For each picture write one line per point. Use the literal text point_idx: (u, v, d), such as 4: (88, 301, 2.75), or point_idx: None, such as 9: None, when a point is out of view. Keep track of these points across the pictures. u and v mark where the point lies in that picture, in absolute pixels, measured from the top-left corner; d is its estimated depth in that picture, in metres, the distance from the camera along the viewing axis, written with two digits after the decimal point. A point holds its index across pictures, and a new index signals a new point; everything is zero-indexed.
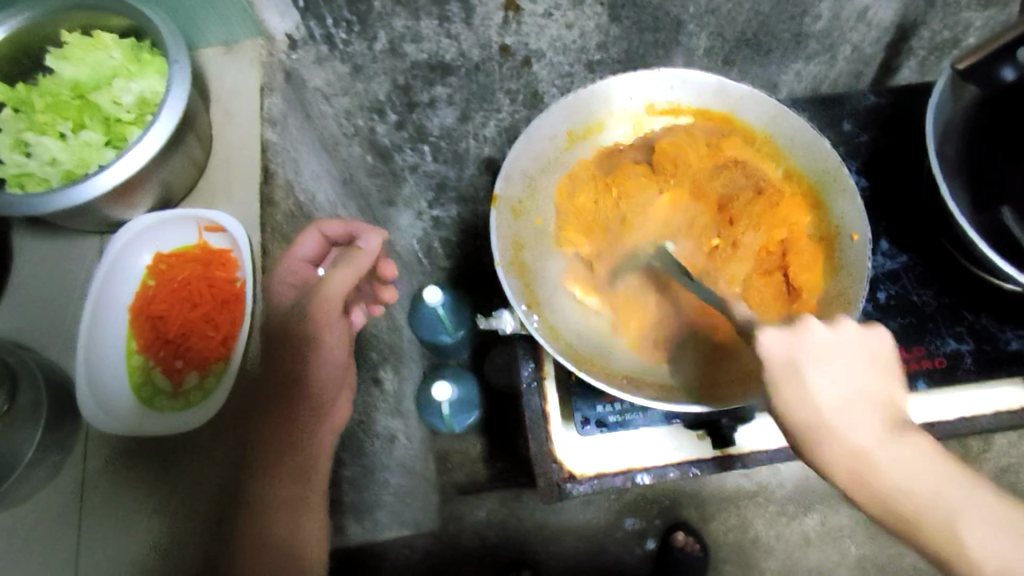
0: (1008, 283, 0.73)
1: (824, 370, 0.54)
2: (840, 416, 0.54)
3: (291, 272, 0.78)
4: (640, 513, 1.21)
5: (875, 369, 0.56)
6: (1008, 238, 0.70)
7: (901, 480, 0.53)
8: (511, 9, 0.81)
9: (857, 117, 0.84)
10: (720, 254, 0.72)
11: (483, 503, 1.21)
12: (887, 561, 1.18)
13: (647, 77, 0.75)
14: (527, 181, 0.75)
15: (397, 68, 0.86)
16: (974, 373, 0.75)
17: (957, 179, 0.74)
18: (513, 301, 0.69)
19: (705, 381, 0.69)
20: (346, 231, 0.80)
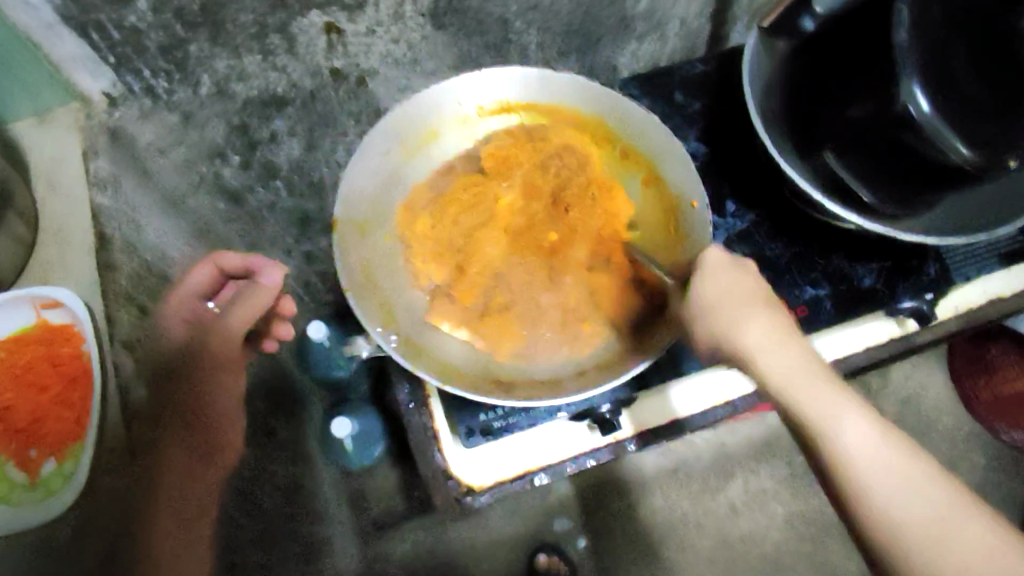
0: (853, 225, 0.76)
1: (736, 283, 0.59)
2: (748, 329, 0.57)
3: (186, 306, 0.76)
4: (567, 513, 1.20)
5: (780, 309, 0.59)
6: (843, 186, 0.74)
7: (830, 406, 0.52)
8: (332, 32, 0.82)
9: (687, 87, 0.87)
10: (562, 245, 0.73)
11: (403, 535, 1.15)
12: (812, 512, 1.21)
13: (473, 79, 0.75)
14: (367, 201, 0.73)
15: (228, 109, 0.84)
16: (834, 316, 0.77)
17: (787, 137, 0.76)
18: (365, 324, 0.67)
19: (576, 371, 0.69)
20: (243, 265, 0.76)
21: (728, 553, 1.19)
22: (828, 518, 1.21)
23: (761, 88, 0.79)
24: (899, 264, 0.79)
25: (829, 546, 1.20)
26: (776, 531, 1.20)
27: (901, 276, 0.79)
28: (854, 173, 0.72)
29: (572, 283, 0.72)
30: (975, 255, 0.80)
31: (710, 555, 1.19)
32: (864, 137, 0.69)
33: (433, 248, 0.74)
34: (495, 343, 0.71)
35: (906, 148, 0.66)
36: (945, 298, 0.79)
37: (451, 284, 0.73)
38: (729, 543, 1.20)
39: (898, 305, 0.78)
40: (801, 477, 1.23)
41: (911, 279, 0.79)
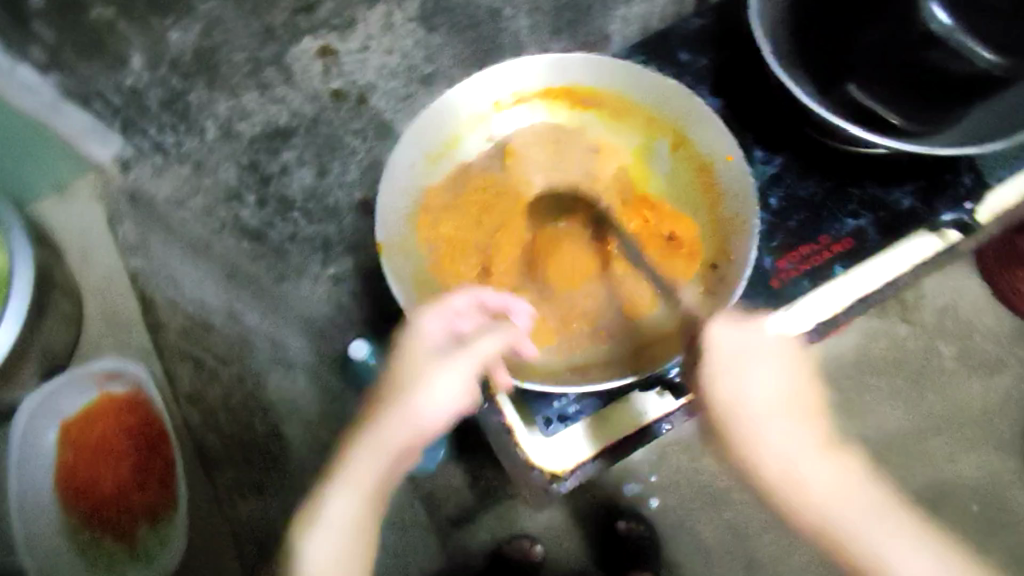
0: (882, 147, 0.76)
1: (764, 365, 0.65)
2: (768, 426, 0.63)
3: (436, 332, 0.64)
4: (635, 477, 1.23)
5: (797, 371, 0.66)
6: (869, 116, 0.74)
7: (812, 479, 0.62)
8: (326, 55, 0.82)
9: (690, 44, 0.86)
10: (598, 226, 0.75)
11: (482, 526, 1.19)
12: (878, 431, 1.16)
13: (484, 77, 0.74)
14: (405, 218, 0.73)
15: (236, 150, 0.82)
16: (877, 243, 0.78)
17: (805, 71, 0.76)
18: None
19: (633, 347, 0.70)
20: (504, 307, 0.68)
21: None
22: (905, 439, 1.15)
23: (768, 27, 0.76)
24: (933, 180, 0.79)
25: (891, 461, 1.16)
26: None
27: (938, 191, 0.79)
28: (879, 97, 0.73)
29: (616, 260, 0.73)
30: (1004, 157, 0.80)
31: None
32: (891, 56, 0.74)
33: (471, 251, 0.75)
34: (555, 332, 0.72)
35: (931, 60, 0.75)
36: (982, 204, 0.79)
37: (484, 283, 0.73)
38: None
39: (940, 219, 0.78)
40: (854, 397, 1.16)
41: (949, 194, 0.79)
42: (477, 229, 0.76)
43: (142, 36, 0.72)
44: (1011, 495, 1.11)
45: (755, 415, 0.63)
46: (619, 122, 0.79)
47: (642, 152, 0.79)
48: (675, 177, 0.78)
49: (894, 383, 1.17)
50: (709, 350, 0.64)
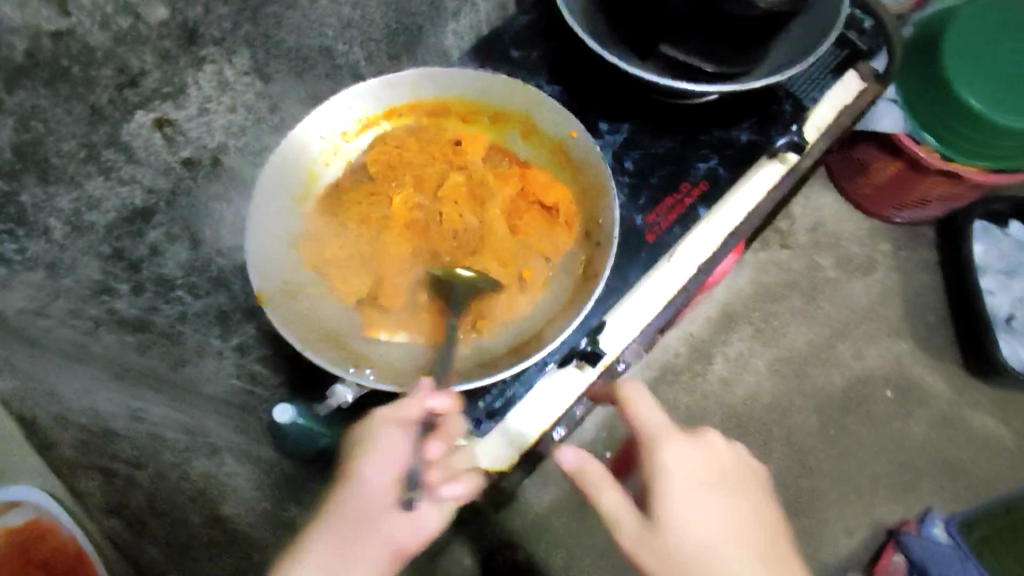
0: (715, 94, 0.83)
1: (698, 449, 0.67)
2: (703, 500, 0.64)
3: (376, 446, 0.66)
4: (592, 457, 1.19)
5: (726, 463, 0.69)
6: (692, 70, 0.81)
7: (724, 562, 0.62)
8: (163, 124, 0.83)
9: (520, 41, 0.89)
10: (474, 215, 0.78)
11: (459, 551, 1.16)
12: (790, 351, 1.23)
13: (326, 110, 0.77)
14: (283, 263, 0.75)
15: (94, 241, 0.80)
16: (730, 177, 0.84)
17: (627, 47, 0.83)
18: (339, 368, 0.69)
19: (539, 327, 0.74)
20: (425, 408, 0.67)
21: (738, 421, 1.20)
22: (819, 350, 1.23)
23: (582, 15, 0.84)
24: (763, 112, 0.87)
25: (811, 371, 1.22)
26: (766, 382, 1.21)
27: (770, 121, 0.86)
28: (692, 52, 0.79)
29: (496, 249, 0.77)
30: (815, 77, 0.89)
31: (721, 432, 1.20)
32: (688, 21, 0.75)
33: (358, 272, 0.77)
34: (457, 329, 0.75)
35: (719, 13, 0.73)
36: (807, 124, 0.88)
37: (375, 296, 0.76)
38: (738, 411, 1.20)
39: (778, 145, 0.85)
40: (765, 327, 1.25)
41: (778, 121, 0.86)
42: (360, 250, 0.77)
43: None
44: (913, 373, 1.22)
45: (693, 482, 0.65)
46: (467, 124, 0.82)
47: (499, 142, 0.82)
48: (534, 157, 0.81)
49: (792, 303, 1.26)
50: (655, 422, 0.69)
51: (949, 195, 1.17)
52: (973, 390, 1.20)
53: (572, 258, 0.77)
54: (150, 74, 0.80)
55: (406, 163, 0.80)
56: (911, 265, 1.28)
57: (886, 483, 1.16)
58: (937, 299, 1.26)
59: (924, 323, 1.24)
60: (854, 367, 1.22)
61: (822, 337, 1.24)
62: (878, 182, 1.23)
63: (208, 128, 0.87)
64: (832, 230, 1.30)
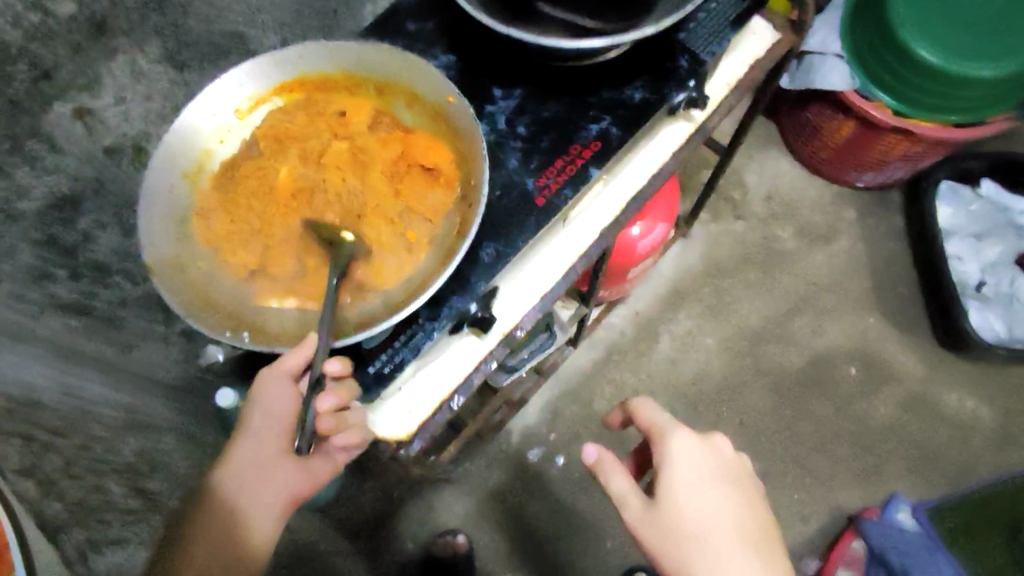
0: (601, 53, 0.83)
1: (704, 449, 0.71)
2: (698, 494, 0.68)
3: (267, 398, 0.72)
4: (537, 443, 1.31)
5: (730, 467, 0.72)
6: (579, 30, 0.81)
7: (709, 552, 0.65)
8: (83, 114, 0.87)
9: (415, 13, 0.90)
10: (355, 180, 0.79)
11: (412, 516, 1.29)
12: (737, 327, 1.35)
13: (215, 89, 0.81)
14: (171, 237, 0.77)
15: (26, 229, 0.83)
16: (623, 138, 0.83)
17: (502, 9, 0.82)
18: (214, 334, 0.72)
19: (415, 284, 0.75)
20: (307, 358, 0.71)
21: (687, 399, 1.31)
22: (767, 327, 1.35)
23: None
24: (657, 71, 0.85)
25: (766, 347, 1.34)
26: (717, 359, 1.33)
27: (663, 79, 0.85)
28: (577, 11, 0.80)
29: (377, 210, 0.78)
30: (714, 31, 0.86)
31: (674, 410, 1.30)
32: None
33: (243, 243, 0.78)
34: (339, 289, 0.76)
35: None
36: (711, 82, 0.87)
37: (262, 264, 0.77)
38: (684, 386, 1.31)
39: (673, 103, 0.84)
40: (718, 302, 1.36)
41: (672, 78, 0.85)
42: (248, 219, 0.79)
43: None
44: (872, 350, 1.34)
45: (692, 477, 0.69)
46: (355, 96, 0.85)
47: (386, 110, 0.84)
48: (418, 122, 0.83)
49: (746, 278, 1.38)
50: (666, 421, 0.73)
51: (908, 153, 1.24)
52: (946, 364, 1.33)
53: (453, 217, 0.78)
54: (64, 66, 0.84)
55: (294, 134, 0.82)
56: (873, 245, 1.41)
57: (840, 451, 1.29)
58: (896, 274, 1.39)
59: (883, 304, 1.36)
60: (812, 344, 1.33)
61: (775, 315, 1.36)
62: (835, 146, 1.32)
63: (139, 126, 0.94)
64: (774, 219, 1.41)
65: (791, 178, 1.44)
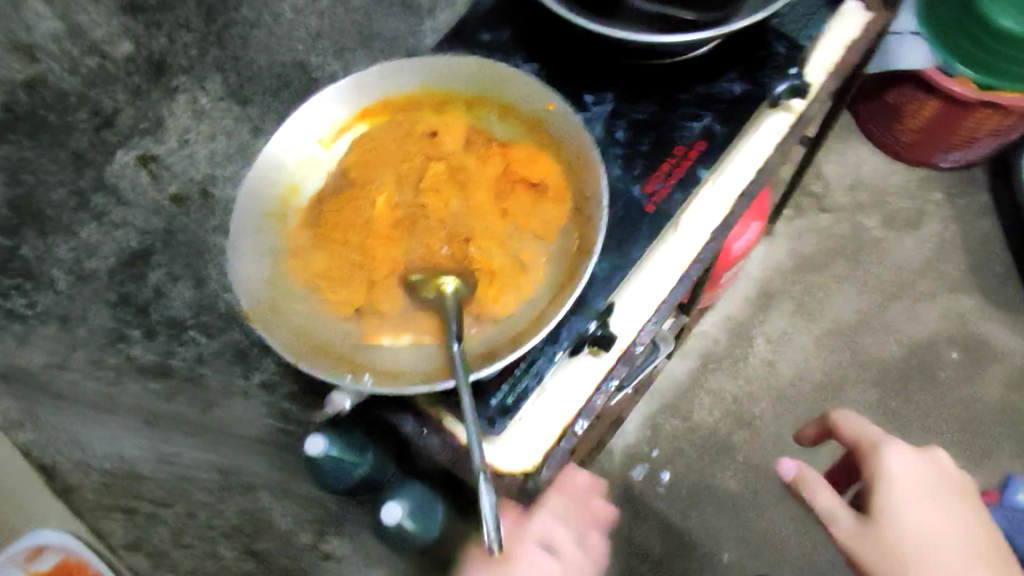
0: (697, 46, 0.78)
1: (923, 462, 0.73)
2: (918, 506, 0.69)
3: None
4: (637, 459, 1.33)
5: (947, 481, 0.74)
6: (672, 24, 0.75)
7: (937, 569, 0.66)
8: (147, 161, 0.89)
9: (485, 23, 0.86)
10: (460, 203, 0.75)
11: None
12: (834, 322, 1.38)
13: (296, 119, 0.76)
14: (266, 279, 0.71)
15: (97, 289, 0.84)
16: (728, 134, 0.79)
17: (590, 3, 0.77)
18: (334, 378, 0.65)
19: (541, 307, 0.70)
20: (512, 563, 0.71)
21: (788, 400, 1.34)
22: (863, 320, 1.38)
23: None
24: (749, 60, 0.82)
25: (862, 339, 1.37)
26: (812, 356, 1.36)
27: (759, 68, 0.81)
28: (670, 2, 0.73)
29: (485, 232, 0.73)
30: (808, 14, 0.84)
31: (778, 418, 1.33)
32: None
33: (347, 280, 0.72)
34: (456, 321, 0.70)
35: None
36: (810, 69, 0.83)
37: (368, 300, 0.72)
38: (787, 387, 1.35)
39: (777, 92, 0.79)
40: (809, 299, 1.40)
41: (768, 67, 0.81)
42: (347, 255, 0.74)
43: None
44: (973, 332, 1.37)
45: (911, 489, 0.70)
46: (443, 114, 0.80)
47: (478, 125, 0.79)
48: (513, 135, 0.77)
49: (837, 270, 1.42)
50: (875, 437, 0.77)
51: (999, 128, 1.27)
52: None
53: (570, 233, 0.73)
54: (123, 111, 0.87)
55: (386, 161, 0.77)
56: (966, 224, 1.45)
57: (953, 435, 1.30)
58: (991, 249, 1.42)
59: (980, 286, 1.39)
60: (911, 332, 1.37)
61: (869, 307, 1.39)
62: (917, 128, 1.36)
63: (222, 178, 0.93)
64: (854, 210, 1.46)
65: (868, 167, 1.48)
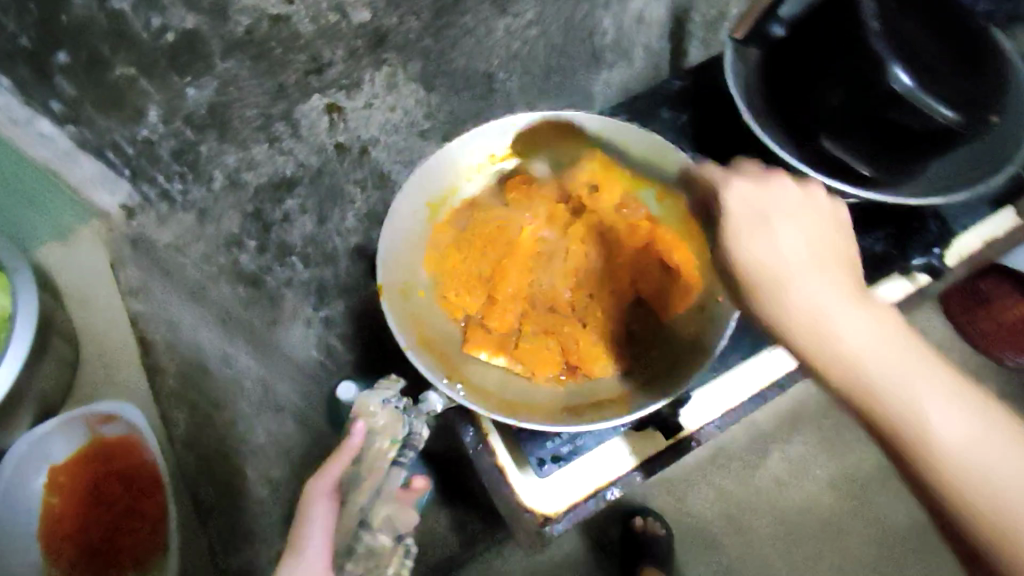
0: (867, 241, 0.88)
1: None
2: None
3: None
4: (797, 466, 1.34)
5: None
6: (828, 159, 0.82)
7: None
8: (333, 110, 0.86)
9: (673, 103, 0.95)
10: (500, 302, 0.76)
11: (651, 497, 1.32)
12: (858, 472, 1.34)
13: (480, 133, 0.81)
14: (402, 262, 0.77)
15: (242, 199, 0.85)
16: (892, 250, 0.87)
17: (758, 48, 0.87)
18: (431, 376, 0.71)
19: (562, 407, 0.72)
20: None
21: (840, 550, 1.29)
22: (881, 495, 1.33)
23: (741, 82, 0.86)
24: (903, 227, 0.89)
25: (879, 502, 1.32)
26: (826, 497, 1.33)
27: (908, 236, 0.88)
28: (852, 152, 0.80)
29: (481, 309, 0.77)
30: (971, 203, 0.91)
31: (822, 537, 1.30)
32: (818, 114, 0.80)
33: (502, 294, 0.76)
34: (555, 359, 0.75)
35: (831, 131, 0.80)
36: (954, 244, 0.89)
37: (483, 316, 0.77)
38: (789, 512, 1.31)
39: (913, 262, 0.87)
40: (835, 438, 1.37)
41: (918, 237, 0.88)
42: (446, 288, 0.78)
43: (121, 121, 0.73)
44: None
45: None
46: (641, 184, 0.83)
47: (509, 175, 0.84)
48: (557, 263, 0.80)
49: None
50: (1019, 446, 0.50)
51: None
52: None
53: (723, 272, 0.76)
54: (404, 29, 0.83)
55: (539, 223, 0.81)
56: None
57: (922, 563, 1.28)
58: None
59: None
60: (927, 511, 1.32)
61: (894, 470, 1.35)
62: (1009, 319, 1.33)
63: (334, 43, 0.79)
64: None
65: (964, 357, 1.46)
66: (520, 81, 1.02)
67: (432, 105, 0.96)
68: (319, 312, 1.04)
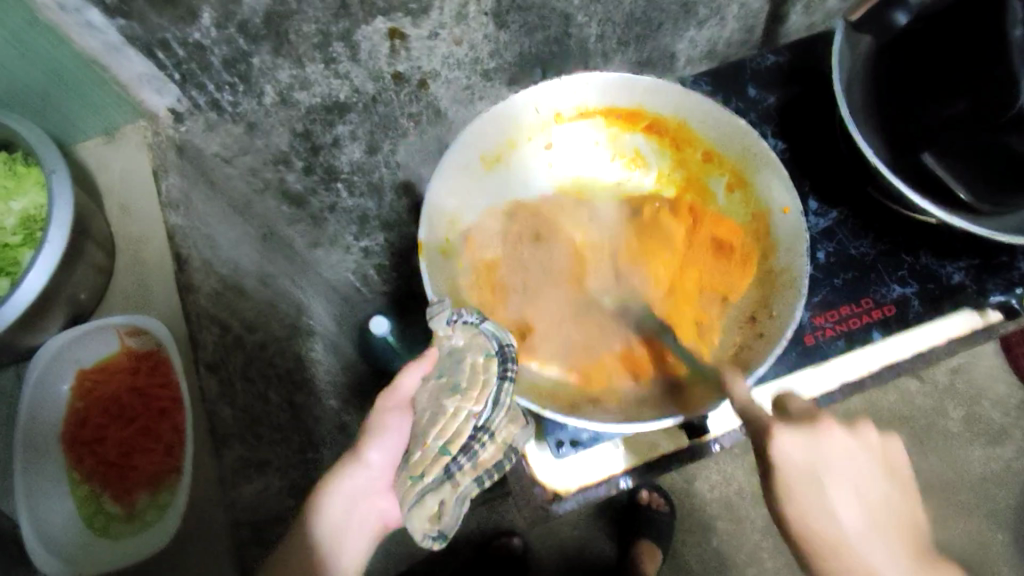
0: (943, 267, 0.82)
1: None
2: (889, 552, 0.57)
3: None
4: None
5: None
6: (930, 180, 0.73)
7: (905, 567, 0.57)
8: (395, 36, 0.79)
9: (761, 81, 0.90)
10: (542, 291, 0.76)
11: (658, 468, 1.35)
12: None
13: (550, 89, 0.76)
14: (446, 218, 0.74)
15: (292, 117, 0.81)
16: (968, 283, 0.82)
17: (872, 38, 0.78)
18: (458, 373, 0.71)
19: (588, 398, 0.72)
20: None
21: None
22: None
23: (845, 74, 0.78)
24: (988, 260, 0.82)
25: None
26: None
27: (991, 271, 0.82)
28: (952, 171, 0.71)
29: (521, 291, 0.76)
30: None
31: None
32: (928, 126, 0.71)
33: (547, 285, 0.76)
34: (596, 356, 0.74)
35: (941, 145, 0.71)
36: None
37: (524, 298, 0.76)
38: None
39: (988, 299, 0.81)
40: None
41: (1000, 274, 0.82)
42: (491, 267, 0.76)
43: (176, 27, 0.67)
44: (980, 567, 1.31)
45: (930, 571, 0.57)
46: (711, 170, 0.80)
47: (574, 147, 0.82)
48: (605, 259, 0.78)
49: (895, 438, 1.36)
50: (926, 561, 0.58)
51: None
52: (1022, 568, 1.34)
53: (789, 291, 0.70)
54: None
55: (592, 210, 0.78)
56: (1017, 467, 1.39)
57: None
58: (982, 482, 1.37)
59: None
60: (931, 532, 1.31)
61: None
62: None
63: None
64: (978, 387, 1.42)
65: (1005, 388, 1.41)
66: (601, 29, 0.94)
67: (501, 42, 0.88)
68: (357, 242, 1.04)
